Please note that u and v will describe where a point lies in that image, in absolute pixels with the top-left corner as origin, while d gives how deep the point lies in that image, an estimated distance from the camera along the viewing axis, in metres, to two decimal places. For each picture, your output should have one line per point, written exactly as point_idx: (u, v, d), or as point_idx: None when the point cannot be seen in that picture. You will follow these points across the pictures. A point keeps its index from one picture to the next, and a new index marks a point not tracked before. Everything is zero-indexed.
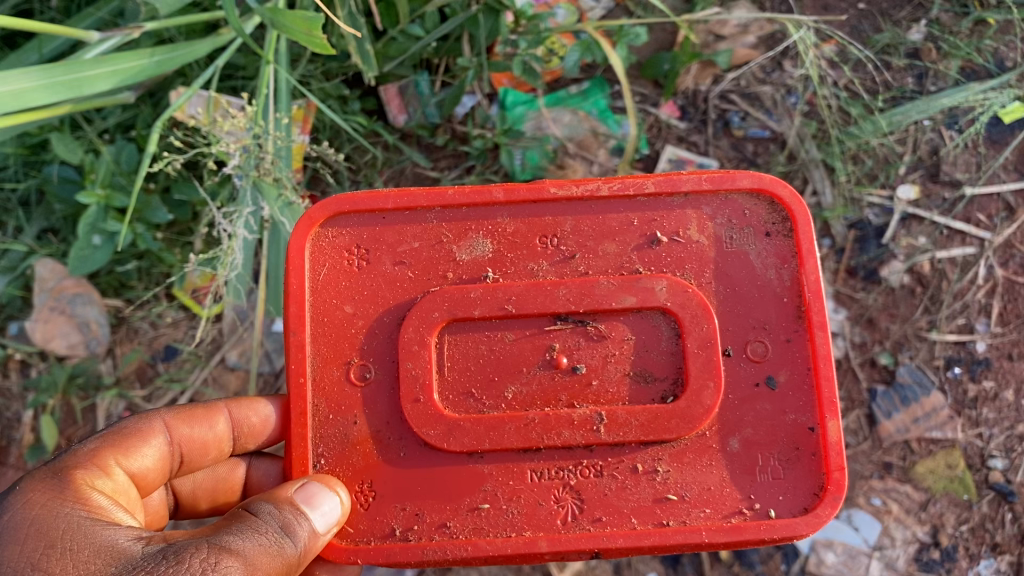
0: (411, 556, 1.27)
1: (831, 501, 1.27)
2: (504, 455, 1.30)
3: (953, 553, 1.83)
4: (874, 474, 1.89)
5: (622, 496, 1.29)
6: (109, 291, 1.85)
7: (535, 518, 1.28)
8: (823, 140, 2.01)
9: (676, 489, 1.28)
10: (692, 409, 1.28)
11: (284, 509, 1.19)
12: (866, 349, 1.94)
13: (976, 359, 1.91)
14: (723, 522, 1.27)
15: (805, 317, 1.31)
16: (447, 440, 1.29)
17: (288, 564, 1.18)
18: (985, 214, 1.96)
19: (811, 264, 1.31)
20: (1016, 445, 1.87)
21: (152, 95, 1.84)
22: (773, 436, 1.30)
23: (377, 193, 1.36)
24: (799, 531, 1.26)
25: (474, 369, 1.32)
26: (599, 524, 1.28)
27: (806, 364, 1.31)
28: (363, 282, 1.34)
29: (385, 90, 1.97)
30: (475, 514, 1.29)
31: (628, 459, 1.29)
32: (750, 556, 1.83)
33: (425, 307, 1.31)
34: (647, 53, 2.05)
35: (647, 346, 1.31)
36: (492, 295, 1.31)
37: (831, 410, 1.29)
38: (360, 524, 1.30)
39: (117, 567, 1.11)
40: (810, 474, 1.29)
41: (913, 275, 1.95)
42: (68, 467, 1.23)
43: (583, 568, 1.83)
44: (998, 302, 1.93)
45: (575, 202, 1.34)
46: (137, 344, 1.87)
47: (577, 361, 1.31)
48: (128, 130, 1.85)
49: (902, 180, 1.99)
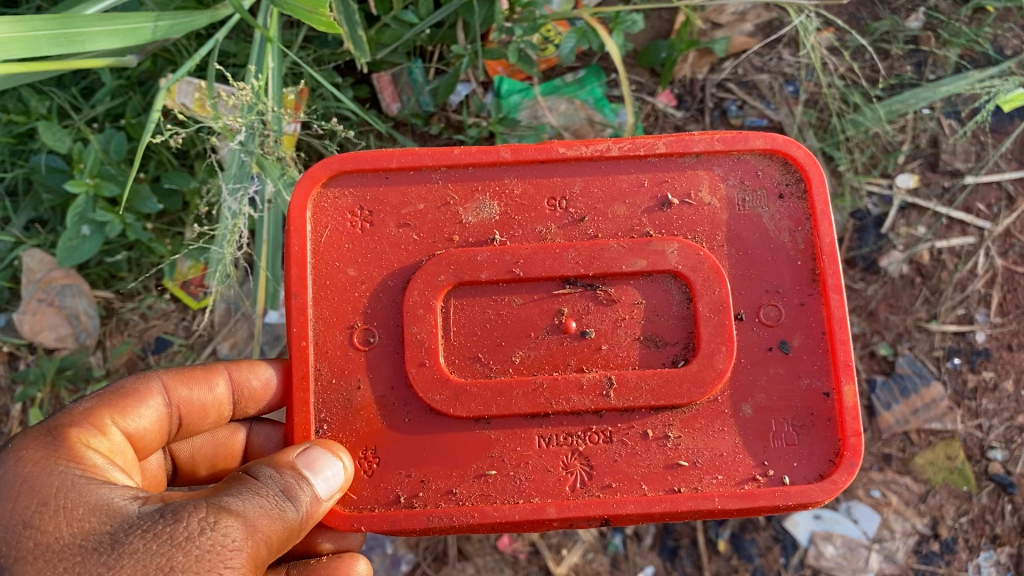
0: (416, 523, 1.25)
1: (847, 467, 1.25)
2: (510, 420, 1.28)
3: (953, 545, 1.82)
4: (873, 466, 1.87)
5: (632, 462, 1.27)
6: (99, 282, 1.83)
7: (543, 485, 1.26)
8: (822, 130, 1.99)
9: (687, 455, 1.27)
10: (703, 372, 1.26)
11: (286, 473, 1.16)
12: (866, 339, 1.92)
13: (975, 350, 1.90)
14: (735, 488, 1.25)
15: (818, 281, 1.29)
16: (453, 405, 1.27)
17: (290, 527, 1.14)
18: (985, 203, 1.95)
19: (825, 226, 1.29)
20: (1015, 436, 1.86)
21: (141, 83, 1.82)
22: (787, 402, 1.28)
23: (383, 153, 1.33)
24: (814, 497, 1.24)
25: (479, 334, 1.29)
26: (608, 491, 1.26)
27: (820, 328, 1.29)
28: (368, 244, 1.32)
29: (379, 78, 1.95)
30: (482, 480, 1.27)
31: (638, 425, 1.27)
32: (749, 548, 1.81)
33: (431, 270, 1.29)
34: (643, 40, 2.01)
35: (658, 310, 1.29)
36: (499, 258, 1.29)
37: (847, 374, 1.27)
38: (364, 491, 1.28)
39: (112, 526, 1.07)
40: (824, 440, 1.27)
41: (912, 266, 1.94)
42: (63, 425, 1.19)
43: (580, 562, 1.81)
44: (997, 292, 1.92)
45: (579, 165, 1.32)
46: (128, 336, 1.85)
47: (586, 325, 1.29)
48: (117, 119, 1.82)
49: (901, 169, 1.98)
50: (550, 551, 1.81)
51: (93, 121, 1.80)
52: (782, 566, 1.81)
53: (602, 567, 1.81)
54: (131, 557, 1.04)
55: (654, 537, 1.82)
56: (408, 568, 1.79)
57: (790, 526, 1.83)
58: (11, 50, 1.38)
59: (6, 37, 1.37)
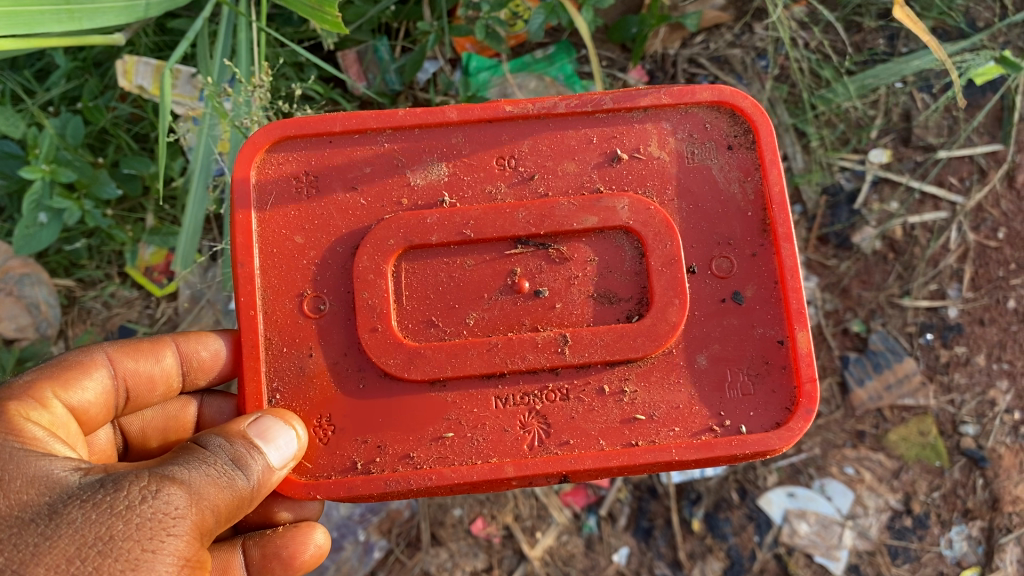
0: (373, 488, 1.22)
1: (804, 414, 1.23)
2: (465, 382, 1.25)
3: (925, 520, 1.83)
4: (846, 443, 1.87)
5: (589, 419, 1.25)
6: (59, 271, 1.78)
7: (501, 445, 1.24)
8: (795, 104, 1.97)
9: (643, 409, 1.25)
10: (657, 326, 1.24)
11: (236, 443, 1.13)
12: (839, 316, 1.92)
13: (947, 325, 1.90)
14: (692, 440, 1.23)
15: (770, 230, 1.27)
16: (408, 369, 1.24)
17: (240, 497, 1.11)
18: (957, 177, 1.94)
19: (775, 174, 1.27)
20: (987, 411, 1.86)
21: (98, 65, 1.77)
22: (741, 351, 1.26)
23: (327, 118, 1.30)
24: (772, 446, 1.22)
25: (432, 297, 1.27)
26: (566, 448, 1.24)
27: (773, 278, 1.27)
28: (315, 210, 1.29)
29: (343, 56, 1.92)
30: (439, 443, 1.24)
31: (594, 381, 1.25)
32: (723, 527, 1.81)
33: (379, 234, 1.27)
34: (614, 15, 1.97)
35: (610, 267, 1.27)
36: (449, 220, 1.27)
37: (801, 321, 1.25)
38: (320, 459, 1.25)
39: (51, 497, 1.04)
40: (781, 387, 1.26)
41: (885, 242, 1.94)
42: (2, 399, 1.16)
43: (554, 544, 1.80)
44: (969, 267, 1.92)
45: (534, 120, 1.30)
46: (90, 325, 1.80)
47: (540, 284, 1.27)
48: (73, 102, 1.77)
49: (874, 144, 1.97)
50: (524, 534, 1.79)
51: (48, 105, 1.75)
52: (756, 545, 1.80)
53: (577, 549, 1.80)
54: (69, 527, 1.01)
55: (628, 518, 1.82)
56: (382, 554, 1.77)
57: (764, 504, 1.83)
58: (18, 24, 1.36)
59: (14, 11, 1.34)
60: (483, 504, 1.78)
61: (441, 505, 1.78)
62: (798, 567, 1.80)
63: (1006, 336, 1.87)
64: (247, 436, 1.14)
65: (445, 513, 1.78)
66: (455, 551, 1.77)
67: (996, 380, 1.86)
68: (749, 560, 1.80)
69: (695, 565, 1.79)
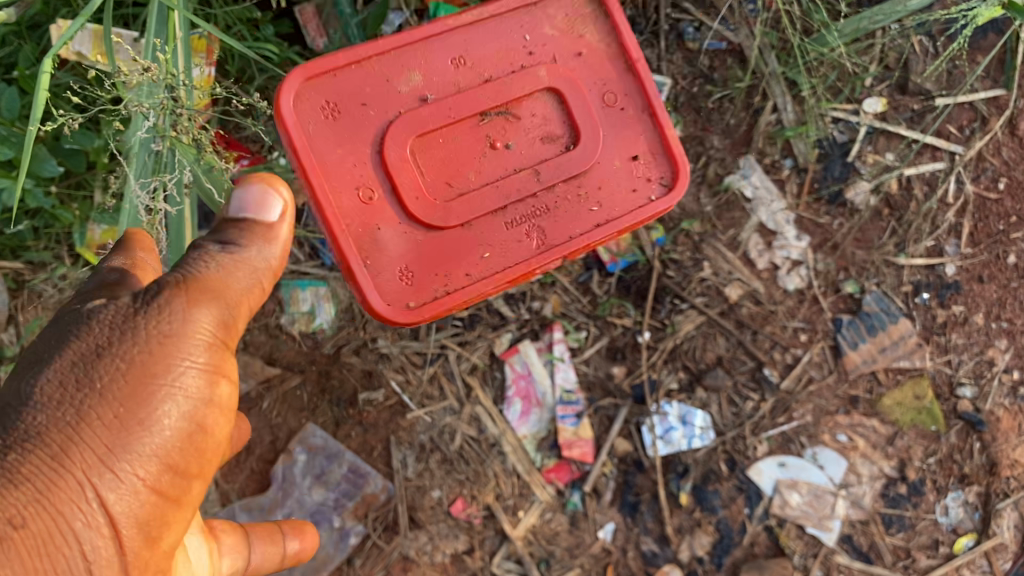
0: (459, 299, 1.18)
1: (678, 186, 1.31)
2: (489, 214, 1.21)
3: (920, 487, 1.76)
4: (839, 409, 1.80)
5: (582, 179, 1.26)
6: (6, 253, 1.69)
7: (547, 240, 1.23)
8: (785, 51, 1.82)
9: (632, 151, 1.30)
10: (630, 166, 1.29)
11: (225, 241, 0.89)
12: (831, 277, 1.84)
13: (944, 283, 1.83)
14: (643, 195, 1.29)
15: (623, 56, 1.29)
16: (453, 215, 1.18)
17: (238, 305, 0.89)
18: (957, 126, 1.85)
19: (623, 23, 1.28)
20: (985, 371, 1.80)
21: (34, 29, 1.64)
22: (630, 142, 1.29)
23: (335, 51, 1.18)
24: (665, 207, 1.29)
25: (435, 154, 1.19)
26: (595, 211, 1.26)
27: (633, 85, 1.30)
28: (345, 126, 1.16)
29: (301, 11, 1.79)
30: (487, 257, 1.21)
31: (591, 164, 1.26)
32: (712, 500, 1.74)
33: (416, 117, 1.17)
34: None
35: (545, 121, 1.25)
36: (442, 103, 1.19)
37: (656, 106, 1.29)
38: (400, 294, 1.17)
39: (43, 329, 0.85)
40: (646, 131, 1.30)
41: (880, 196, 1.85)
42: None
43: (537, 523, 1.72)
44: (968, 221, 1.84)
45: (475, 26, 1.22)
46: (41, 310, 1.72)
47: (506, 138, 1.22)
48: (9, 69, 1.64)
49: (868, 93, 1.86)
50: (506, 514, 1.71)
51: None
52: (746, 517, 1.74)
53: (561, 527, 1.73)
54: (60, 343, 0.82)
55: (613, 493, 1.75)
56: (358, 541, 1.69)
57: (754, 475, 1.76)
58: None
59: None
60: (463, 484, 1.71)
61: (419, 487, 1.70)
62: (790, 539, 1.74)
63: (1005, 293, 1.82)
64: (247, 249, 0.90)
65: (423, 496, 1.70)
66: (434, 534, 1.69)
67: (994, 339, 1.81)
68: (738, 534, 1.73)
69: (683, 540, 1.73)
